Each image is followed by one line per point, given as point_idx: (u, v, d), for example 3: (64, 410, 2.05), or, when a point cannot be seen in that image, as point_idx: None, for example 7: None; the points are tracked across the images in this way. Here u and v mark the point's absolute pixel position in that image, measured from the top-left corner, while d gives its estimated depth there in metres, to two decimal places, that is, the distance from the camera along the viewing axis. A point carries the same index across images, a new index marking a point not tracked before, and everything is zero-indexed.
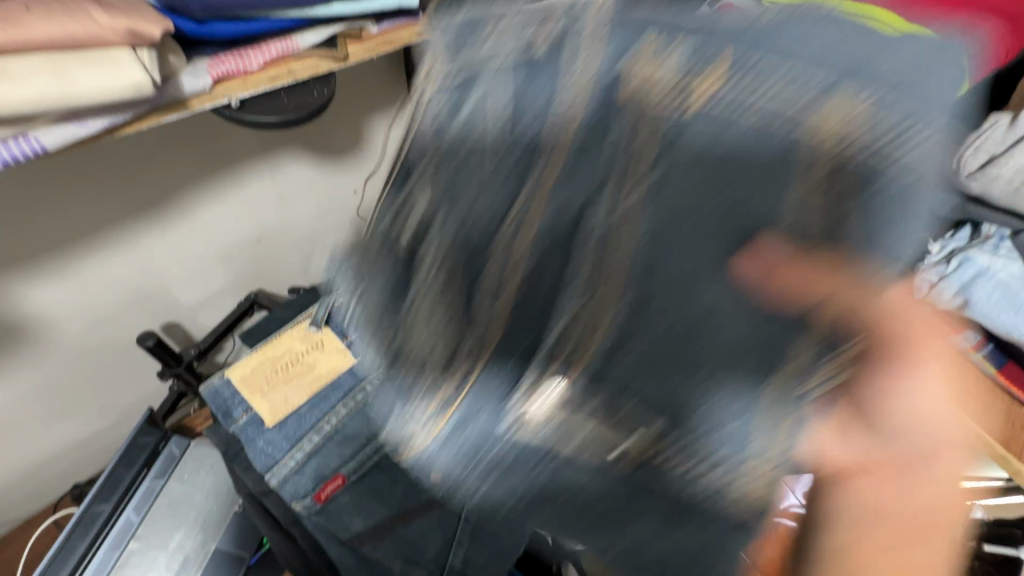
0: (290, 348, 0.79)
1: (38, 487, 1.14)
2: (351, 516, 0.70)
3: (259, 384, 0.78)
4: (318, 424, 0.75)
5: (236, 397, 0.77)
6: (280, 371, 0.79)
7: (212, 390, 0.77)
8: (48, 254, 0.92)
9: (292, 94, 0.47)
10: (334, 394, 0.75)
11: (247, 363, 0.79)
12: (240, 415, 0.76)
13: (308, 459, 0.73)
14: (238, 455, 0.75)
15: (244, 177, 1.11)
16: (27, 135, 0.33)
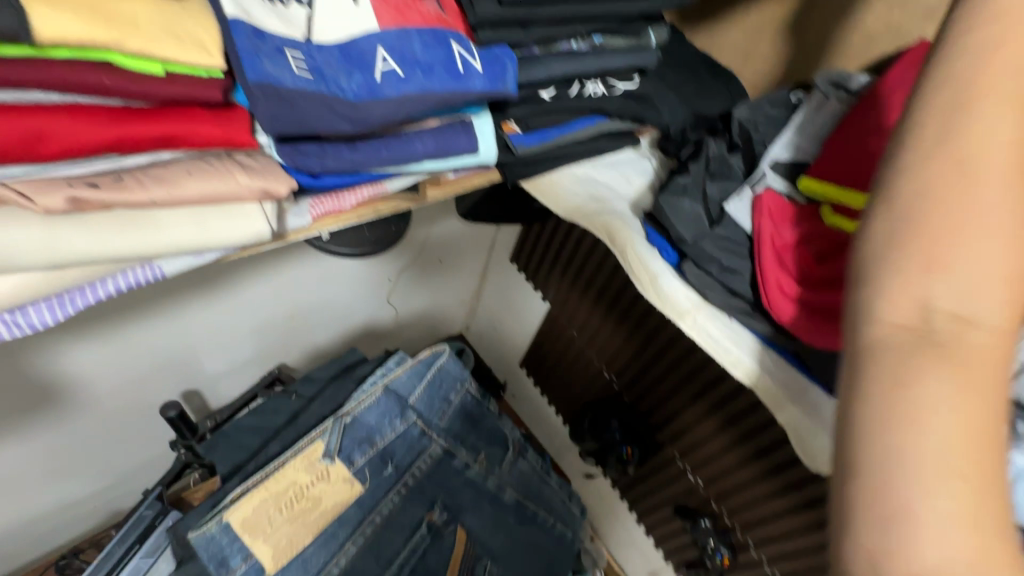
0: (296, 481, 0.74)
1: (22, 545, 1.11)
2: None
3: (262, 526, 0.71)
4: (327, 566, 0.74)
5: (234, 545, 0.68)
6: (285, 508, 0.73)
7: (203, 537, 0.66)
8: (96, 324, 0.93)
9: (373, 227, 0.53)
10: (342, 530, 0.77)
11: (250, 502, 0.70)
12: (237, 564, 0.68)
13: None
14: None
15: (294, 261, 1.17)
16: (152, 265, 0.38)
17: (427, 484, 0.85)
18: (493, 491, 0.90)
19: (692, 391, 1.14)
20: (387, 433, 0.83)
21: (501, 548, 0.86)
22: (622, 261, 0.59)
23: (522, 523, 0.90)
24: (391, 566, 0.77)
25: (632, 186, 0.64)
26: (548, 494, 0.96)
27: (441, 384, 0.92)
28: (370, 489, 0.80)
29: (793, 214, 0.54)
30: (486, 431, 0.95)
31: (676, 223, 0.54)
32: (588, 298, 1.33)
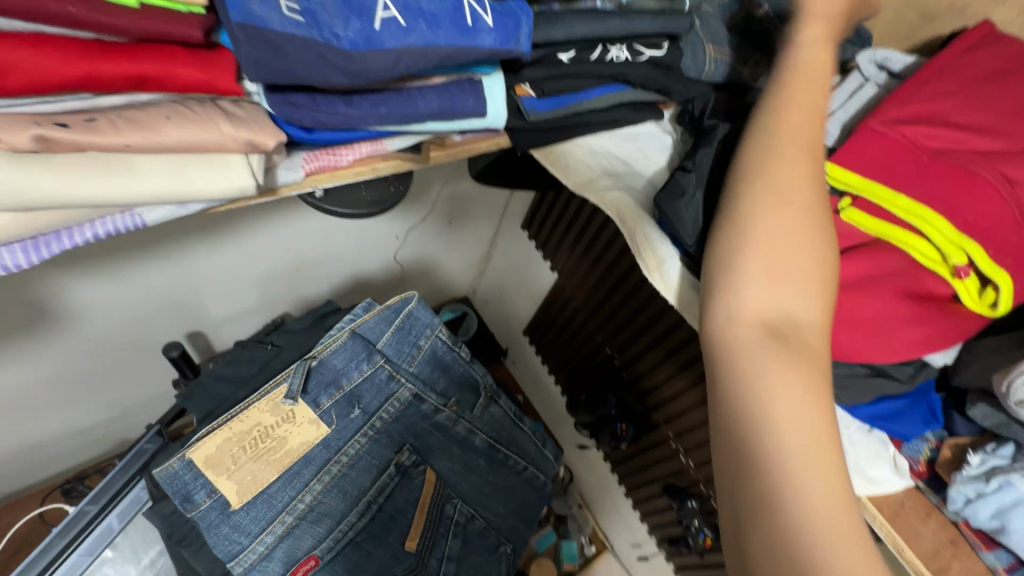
0: (261, 422, 0.66)
1: (31, 466, 1.16)
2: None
3: (227, 464, 0.64)
4: (292, 505, 0.66)
5: (198, 481, 0.62)
6: (249, 447, 0.65)
7: (166, 474, 0.61)
8: (101, 261, 0.94)
9: (372, 187, 0.50)
10: (307, 471, 0.68)
11: (213, 440, 0.63)
12: (202, 500, 0.63)
13: (278, 543, 0.65)
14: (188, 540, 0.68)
15: (303, 213, 1.16)
16: (133, 213, 0.36)
17: (397, 428, 0.75)
18: (465, 437, 0.81)
19: (692, 375, 1.13)
20: (354, 377, 0.73)
21: (472, 489, 0.83)
22: (630, 242, 0.55)
23: (493, 467, 0.85)
24: (358, 505, 0.71)
25: (649, 162, 0.60)
26: (521, 436, 0.90)
27: (413, 327, 0.79)
28: (338, 431, 0.71)
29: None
30: (459, 375, 0.84)
31: (685, 213, 0.50)
32: (595, 273, 1.31)
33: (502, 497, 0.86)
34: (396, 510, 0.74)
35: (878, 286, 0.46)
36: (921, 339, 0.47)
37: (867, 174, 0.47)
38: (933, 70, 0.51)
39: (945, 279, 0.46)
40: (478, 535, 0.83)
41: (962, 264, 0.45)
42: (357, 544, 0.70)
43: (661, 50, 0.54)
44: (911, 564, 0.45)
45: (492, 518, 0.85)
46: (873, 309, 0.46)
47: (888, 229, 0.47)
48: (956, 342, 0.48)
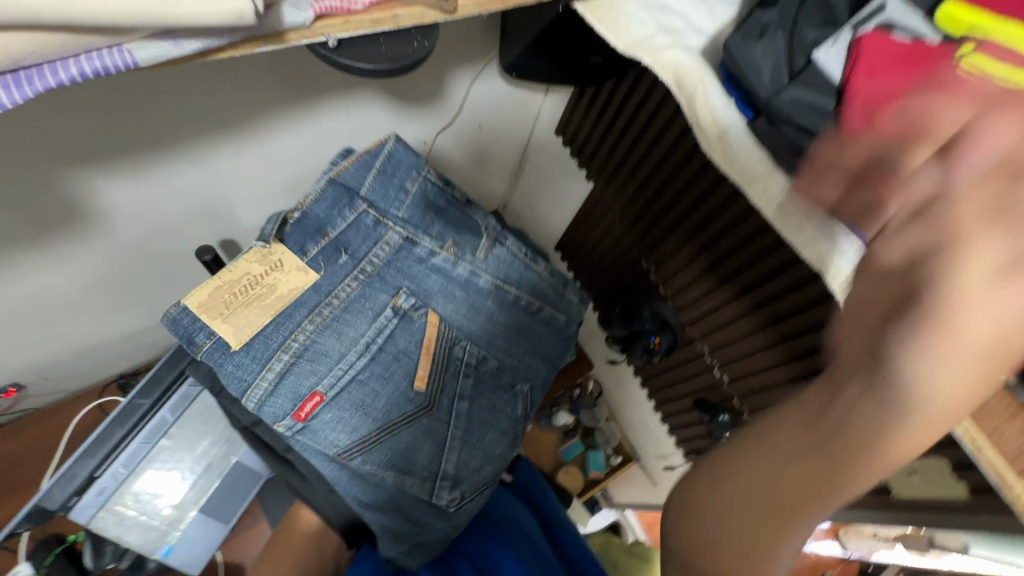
0: (250, 271, 0.68)
1: (88, 367, 1.23)
2: (340, 426, 0.68)
3: (220, 308, 0.65)
4: (287, 342, 0.66)
5: (196, 324, 0.63)
6: (242, 294, 0.66)
7: (167, 319, 0.63)
8: (127, 160, 0.92)
9: (392, 42, 0.43)
10: (299, 311, 0.68)
11: (204, 287, 0.65)
12: (204, 342, 0.64)
13: (280, 379, 0.65)
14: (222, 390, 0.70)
15: (325, 112, 1.10)
16: (120, 48, 0.32)
17: (390, 271, 0.75)
18: (465, 280, 0.79)
19: (734, 287, 1.07)
20: (338, 224, 0.73)
21: (479, 331, 0.80)
22: (687, 112, 0.49)
23: (502, 309, 0.82)
24: (358, 346, 0.70)
25: (715, 17, 0.50)
26: (531, 278, 0.86)
27: (395, 170, 0.78)
28: (327, 274, 0.71)
29: (913, 51, 0.41)
30: (454, 220, 0.81)
31: (749, 74, 0.44)
32: (634, 180, 1.24)
33: (515, 339, 0.84)
34: (399, 350, 0.73)
35: None
36: None
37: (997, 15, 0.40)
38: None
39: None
40: (492, 377, 0.81)
41: None
42: (362, 382, 0.70)
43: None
44: (991, 463, 0.45)
45: (505, 363, 0.83)
46: None
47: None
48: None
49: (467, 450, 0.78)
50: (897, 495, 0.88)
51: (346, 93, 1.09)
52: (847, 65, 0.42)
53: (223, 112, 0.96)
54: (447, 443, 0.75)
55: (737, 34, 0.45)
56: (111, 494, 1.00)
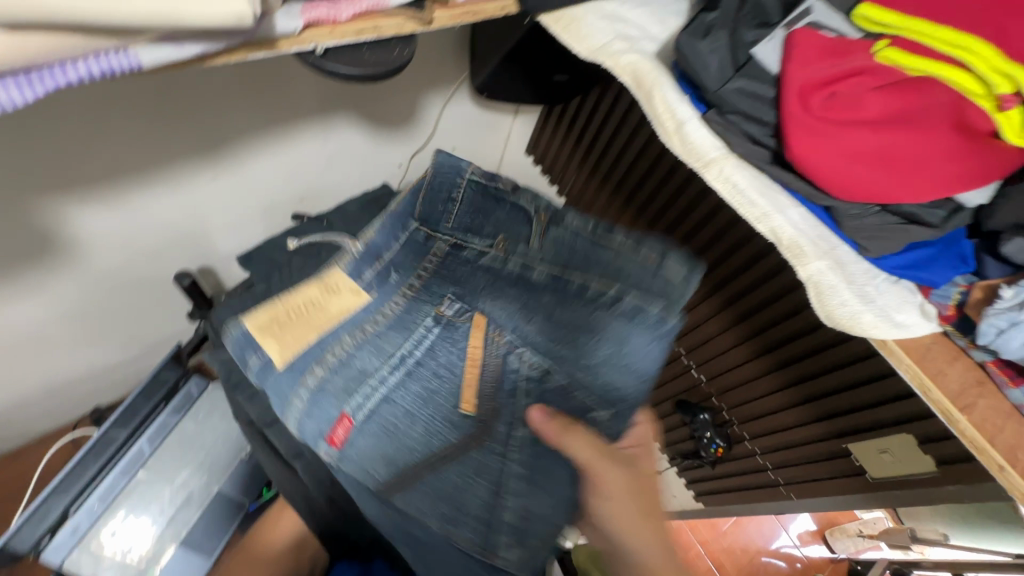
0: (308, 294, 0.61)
1: (58, 407, 1.19)
2: (380, 460, 0.55)
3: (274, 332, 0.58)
4: (326, 352, 0.58)
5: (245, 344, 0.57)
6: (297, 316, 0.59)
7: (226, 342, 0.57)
8: (101, 189, 0.93)
9: (374, 50, 0.47)
10: (346, 328, 0.60)
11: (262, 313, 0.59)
12: (252, 362, 0.56)
13: (312, 396, 0.55)
14: (242, 384, 0.72)
15: (301, 136, 1.13)
16: (127, 52, 0.34)
17: (437, 284, 0.67)
18: (514, 275, 0.68)
19: (706, 286, 1.13)
20: (392, 249, 0.67)
21: (539, 336, 0.64)
22: (646, 108, 0.53)
23: (561, 302, 0.66)
24: (396, 359, 0.60)
25: (665, 27, 0.56)
26: (605, 260, 0.68)
27: (436, 182, 0.70)
28: (378, 296, 0.64)
29: (839, 44, 0.45)
30: (507, 213, 0.72)
31: (698, 70, 0.49)
32: (607, 190, 1.30)
33: (579, 339, 0.64)
34: (443, 363, 0.61)
35: (915, 122, 0.44)
36: (960, 175, 0.44)
37: (907, 12, 0.44)
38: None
39: (987, 111, 0.42)
40: (557, 398, 0.61)
41: (1008, 93, 0.41)
42: (401, 393, 0.59)
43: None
44: (937, 405, 0.46)
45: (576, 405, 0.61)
46: (910, 148, 0.44)
47: (930, 66, 0.43)
48: (995, 179, 0.45)
49: (511, 533, 0.54)
50: (873, 476, 0.90)
51: (322, 117, 1.13)
52: (783, 57, 0.46)
53: (199, 135, 0.98)
54: (505, 483, 0.56)
55: (686, 34, 0.49)
56: (86, 531, 0.95)
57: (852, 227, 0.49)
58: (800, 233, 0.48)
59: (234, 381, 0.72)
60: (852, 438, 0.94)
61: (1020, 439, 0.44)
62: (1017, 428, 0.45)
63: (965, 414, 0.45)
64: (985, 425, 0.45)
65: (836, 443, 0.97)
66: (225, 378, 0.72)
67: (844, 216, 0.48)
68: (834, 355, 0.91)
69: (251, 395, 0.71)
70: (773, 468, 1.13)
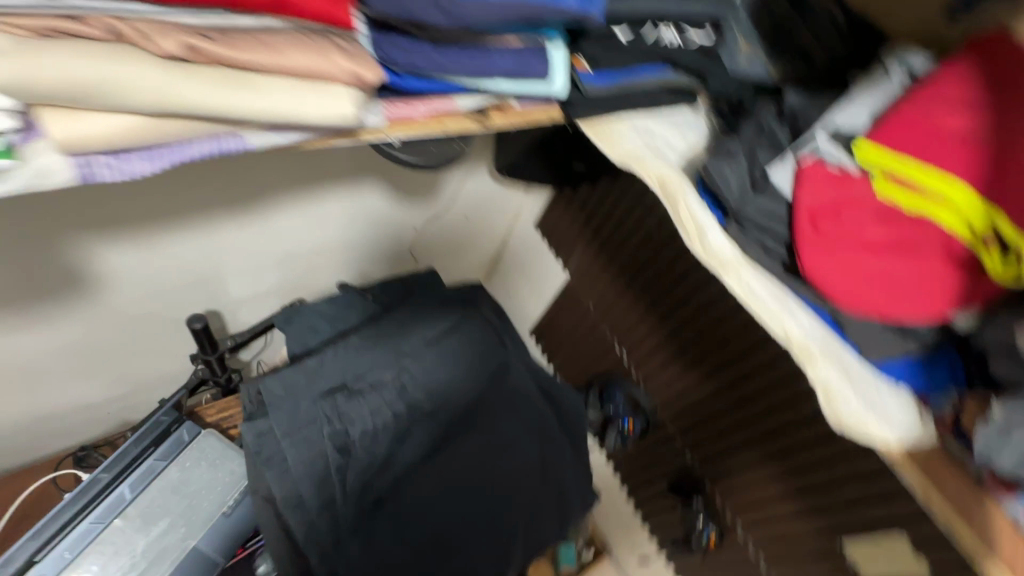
0: None
1: (35, 441, 1.15)
2: None
3: None
4: None
5: None
6: None
7: None
8: (132, 228, 0.96)
9: (437, 143, 0.54)
10: None
11: None
12: None
13: None
14: (272, 461, 0.70)
15: (329, 194, 1.19)
16: (238, 135, 0.39)
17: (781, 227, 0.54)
18: None
19: (703, 370, 1.17)
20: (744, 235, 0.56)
21: None
22: (670, 212, 0.60)
23: None
24: None
25: (687, 140, 0.64)
26: None
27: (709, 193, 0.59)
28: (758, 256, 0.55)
29: (841, 179, 0.52)
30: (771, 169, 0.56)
31: (721, 188, 0.55)
32: (610, 269, 1.36)
33: None
34: None
35: (907, 250, 0.50)
36: (952, 300, 0.49)
37: (901, 150, 0.50)
38: (958, 64, 0.53)
39: (969, 244, 0.48)
40: None
41: (987, 233, 0.47)
42: None
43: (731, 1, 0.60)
44: (939, 509, 0.51)
45: (546, 482, 0.84)
46: (908, 272, 0.50)
47: (921, 204, 0.49)
48: (979, 307, 0.49)
49: None
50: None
51: (351, 179, 1.19)
52: (795, 184, 0.53)
53: (234, 185, 1.04)
54: None
55: (712, 158, 0.56)
56: None
57: (860, 337, 0.53)
58: (809, 337, 0.53)
59: (263, 455, 0.70)
60: (847, 536, 0.94)
61: (1018, 553, 0.48)
62: (1015, 542, 0.48)
63: (965, 521, 0.50)
64: (985, 535, 0.49)
65: (830, 541, 0.97)
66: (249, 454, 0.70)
67: (847, 325, 0.53)
68: (830, 449, 0.94)
69: (278, 472, 0.70)
70: (765, 562, 1.11)
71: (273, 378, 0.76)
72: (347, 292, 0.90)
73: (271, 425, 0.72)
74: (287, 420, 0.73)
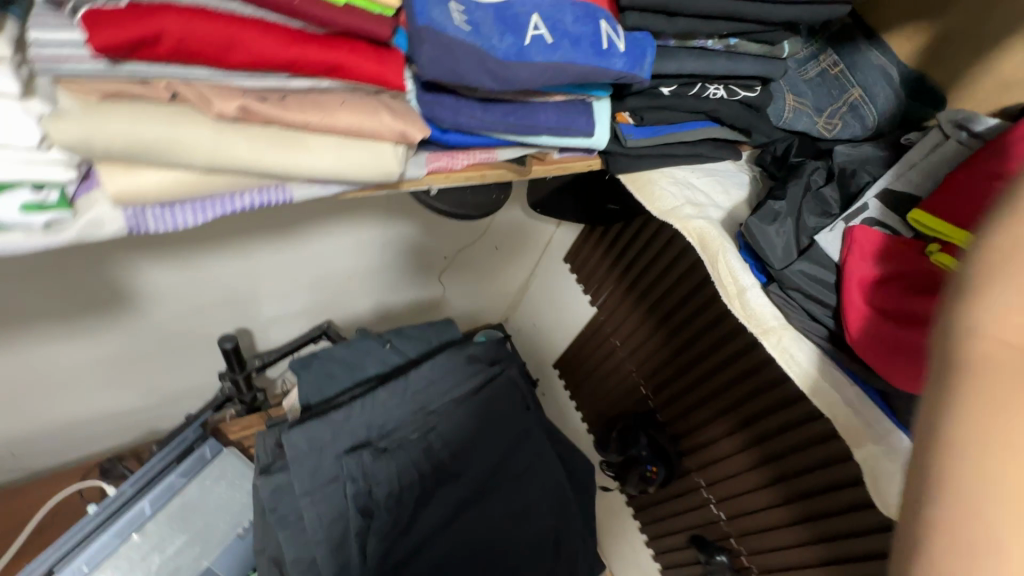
0: None
1: (66, 446, 1.18)
2: None
3: None
4: None
5: None
6: None
7: None
8: (178, 249, 0.99)
9: (476, 192, 0.54)
10: None
11: None
12: None
13: None
14: (286, 516, 0.70)
15: (365, 223, 1.21)
16: (284, 187, 0.39)
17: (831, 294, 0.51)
18: None
19: (733, 420, 1.12)
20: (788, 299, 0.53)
21: None
22: (710, 269, 0.58)
23: None
24: None
25: (729, 196, 0.63)
26: None
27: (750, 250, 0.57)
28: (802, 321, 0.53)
29: (890, 248, 0.50)
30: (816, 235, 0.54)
31: (766, 252, 0.53)
32: (639, 309, 1.34)
33: None
34: None
35: None
36: None
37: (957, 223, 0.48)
38: None
39: None
40: None
41: None
42: None
43: (783, 55, 0.55)
44: None
45: (562, 534, 0.82)
46: None
47: None
48: None
49: None
50: None
51: (387, 208, 1.21)
52: (845, 247, 0.51)
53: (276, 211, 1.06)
54: None
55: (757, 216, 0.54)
56: None
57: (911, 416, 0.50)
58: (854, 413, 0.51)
59: (278, 514, 0.70)
60: None
61: None
62: None
63: None
64: None
65: None
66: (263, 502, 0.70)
67: (898, 405, 0.50)
68: (869, 517, 0.88)
69: (293, 533, 0.70)
70: None
71: (297, 431, 0.72)
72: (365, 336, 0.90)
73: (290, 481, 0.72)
74: (309, 477, 0.71)
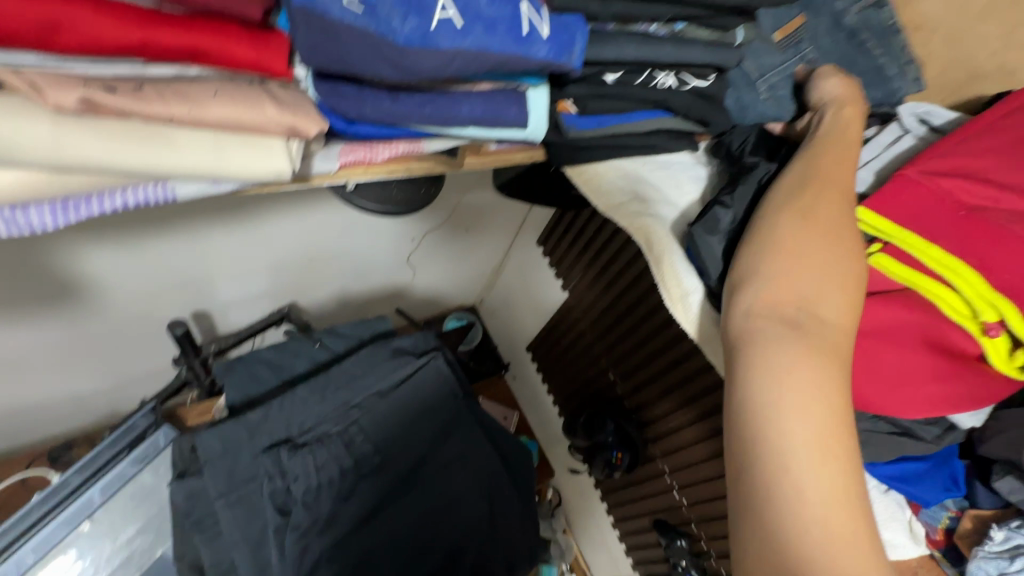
0: None
1: (15, 433, 1.14)
2: None
3: None
4: None
5: None
6: None
7: None
8: (119, 233, 0.94)
9: (402, 187, 0.53)
10: None
11: None
12: None
13: None
14: (204, 523, 0.69)
15: (326, 203, 1.16)
16: (165, 185, 0.35)
17: None
18: None
19: (696, 410, 1.11)
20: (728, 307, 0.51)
21: None
22: (654, 271, 0.55)
23: None
24: None
25: (683, 191, 0.59)
26: None
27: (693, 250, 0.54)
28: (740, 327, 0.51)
29: None
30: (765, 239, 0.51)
31: (707, 259, 0.50)
32: (607, 295, 1.31)
33: None
34: None
35: (896, 338, 0.51)
36: (937, 389, 0.51)
37: (896, 221, 0.50)
38: (960, 134, 0.53)
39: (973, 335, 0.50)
40: None
41: (992, 321, 0.49)
42: None
43: (734, 42, 0.53)
44: None
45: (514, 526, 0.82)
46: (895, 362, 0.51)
47: (919, 280, 0.50)
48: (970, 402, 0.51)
49: None
50: None
51: None
52: None
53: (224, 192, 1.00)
54: None
55: (702, 222, 0.51)
56: None
57: None
58: None
59: (192, 519, 0.69)
60: None
61: None
62: None
63: None
64: None
65: None
66: (185, 513, 0.69)
67: None
68: None
69: (212, 538, 0.70)
70: None
71: (210, 434, 0.72)
72: (293, 341, 0.90)
73: (206, 484, 0.70)
74: (224, 479, 0.71)
